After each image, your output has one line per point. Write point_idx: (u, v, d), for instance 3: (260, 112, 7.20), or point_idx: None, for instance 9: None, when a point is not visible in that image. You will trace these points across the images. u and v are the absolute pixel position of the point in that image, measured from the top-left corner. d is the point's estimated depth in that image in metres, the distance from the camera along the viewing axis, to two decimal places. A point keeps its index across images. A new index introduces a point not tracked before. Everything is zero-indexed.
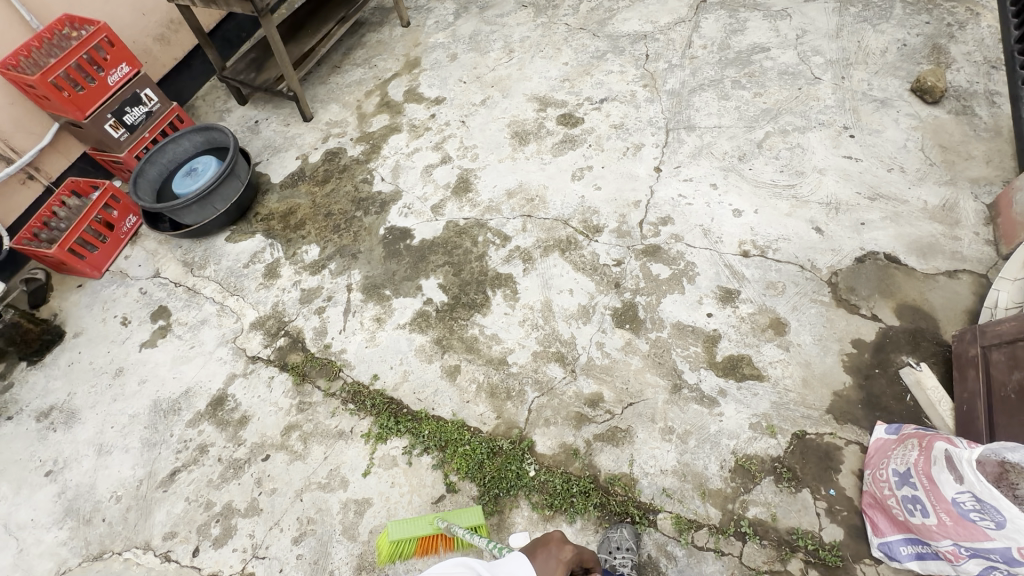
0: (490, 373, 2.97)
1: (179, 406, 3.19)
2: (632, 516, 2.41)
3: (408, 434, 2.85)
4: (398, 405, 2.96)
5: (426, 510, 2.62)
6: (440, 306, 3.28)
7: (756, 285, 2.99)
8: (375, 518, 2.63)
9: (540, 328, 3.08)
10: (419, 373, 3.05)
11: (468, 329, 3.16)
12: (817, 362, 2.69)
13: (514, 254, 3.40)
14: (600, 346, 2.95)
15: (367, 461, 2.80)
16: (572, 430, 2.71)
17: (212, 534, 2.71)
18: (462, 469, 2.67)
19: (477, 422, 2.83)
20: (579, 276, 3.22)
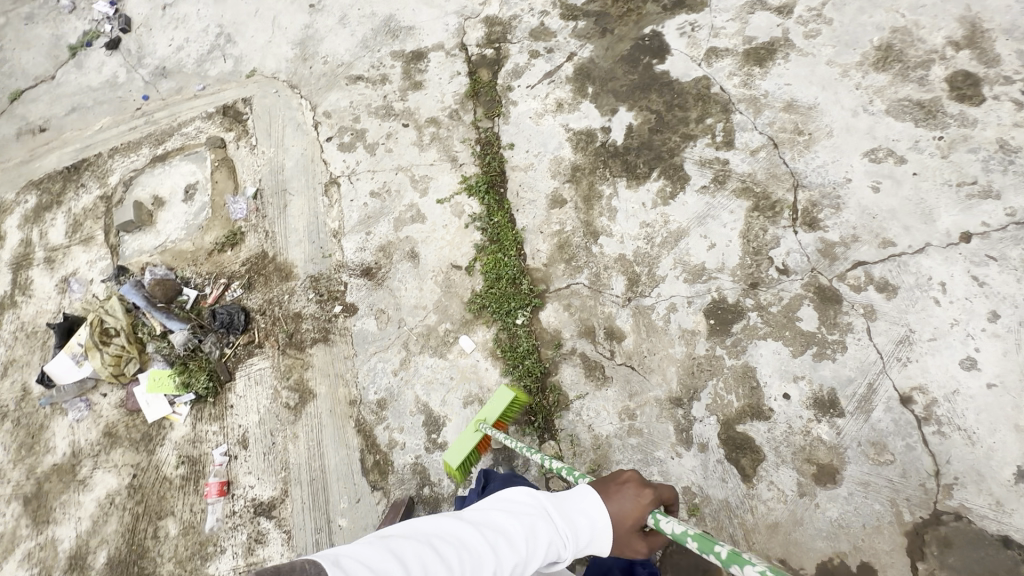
0: (577, 232, 2.88)
1: (398, 34, 3.57)
2: (536, 419, 2.60)
3: (484, 207, 3.03)
4: (501, 182, 3.07)
5: (444, 263, 2.98)
6: (607, 144, 3.00)
7: (863, 429, 2.31)
8: (418, 233, 3.08)
9: (649, 244, 2.77)
10: (537, 176, 3.04)
11: (603, 183, 2.93)
12: (806, 530, 2.24)
13: (714, 166, 2.83)
14: (670, 309, 2.65)
15: (447, 195, 3.11)
16: (574, 331, 2.71)
17: (343, 139, 3.38)
18: (485, 268, 2.88)
19: (528, 252, 2.90)
20: (734, 243, 2.68)
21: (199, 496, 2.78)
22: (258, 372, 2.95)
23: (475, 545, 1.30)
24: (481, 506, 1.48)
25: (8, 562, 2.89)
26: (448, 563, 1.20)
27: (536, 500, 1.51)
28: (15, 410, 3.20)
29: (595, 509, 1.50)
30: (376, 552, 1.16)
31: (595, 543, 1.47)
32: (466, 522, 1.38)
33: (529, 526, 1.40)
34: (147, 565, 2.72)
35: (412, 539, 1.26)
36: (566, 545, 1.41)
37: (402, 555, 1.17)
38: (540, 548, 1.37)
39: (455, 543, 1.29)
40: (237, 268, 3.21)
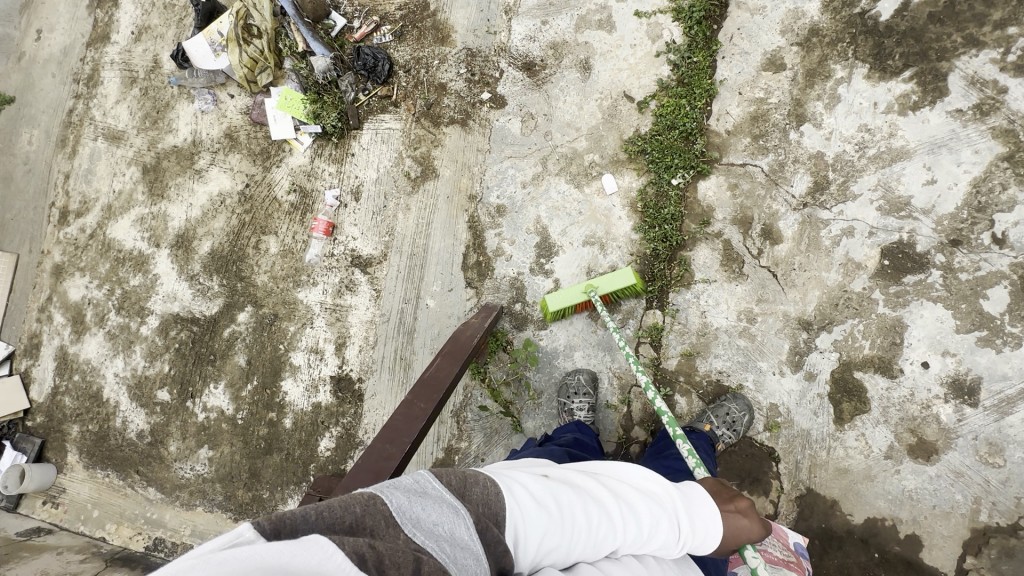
0: (780, 108, 2.44)
1: None
2: (650, 285, 2.46)
3: (687, 40, 2.55)
4: (718, 16, 2.54)
5: (616, 89, 2.62)
6: (867, 15, 2.40)
7: (989, 427, 2.15)
8: (599, 43, 2.66)
9: (857, 153, 2.35)
10: (763, 25, 2.49)
11: (839, 62, 2.41)
12: (873, 486, 2.21)
13: (985, 90, 2.27)
14: (845, 232, 2.33)
15: (649, 10, 2.61)
16: (727, 215, 2.45)
17: None
18: (661, 110, 2.52)
19: (714, 111, 2.51)
20: (958, 189, 2.25)
21: (303, 227, 2.84)
22: (386, 131, 2.80)
23: (609, 510, 1.23)
24: (613, 473, 1.39)
25: (123, 217, 3.10)
26: (584, 523, 1.17)
27: (668, 489, 1.35)
28: (144, 79, 3.17)
29: (716, 521, 1.34)
30: (532, 484, 1.20)
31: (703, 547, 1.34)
32: (605, 481, 1.32)
33: (659, 515, 1.28)
34: (245, 269, 2.89)
35: (563, 483, 1.24)
36: (679, 542, 1.29)
37: (554, 498, 1.18)
38: (659, 534, 1.26)
39: (593, 497, 1.24)
40: (392, 10, 2.86)
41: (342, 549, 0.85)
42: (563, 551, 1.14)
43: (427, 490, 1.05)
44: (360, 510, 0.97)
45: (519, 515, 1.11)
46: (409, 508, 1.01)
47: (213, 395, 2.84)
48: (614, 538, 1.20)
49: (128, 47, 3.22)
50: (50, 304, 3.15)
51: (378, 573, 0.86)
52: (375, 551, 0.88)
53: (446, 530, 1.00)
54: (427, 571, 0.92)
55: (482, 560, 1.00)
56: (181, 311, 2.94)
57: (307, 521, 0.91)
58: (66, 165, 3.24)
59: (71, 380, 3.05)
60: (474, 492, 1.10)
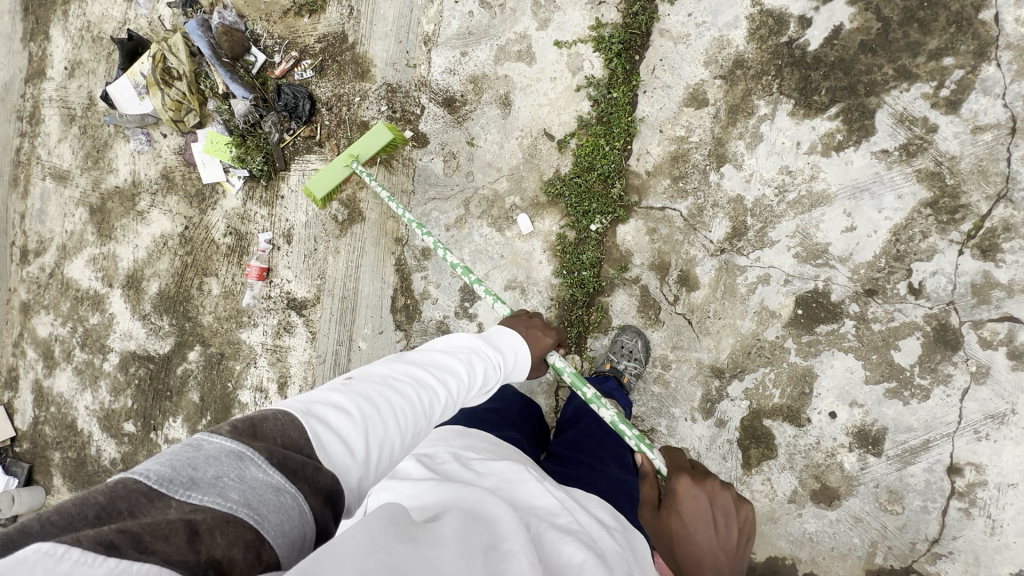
0: (701, 147, 2.35)
1: None
2: (568, 331, 2.49)
3: (607, 74, 2.44)
4: (639, 47, 2.41)
5: (537, 126, 2.53)
6: (795, 46, 2.24)
7: (892, 476, 2.18)
8: (519, 77, 2.55)
9: (777, 198, 2.27)
10: (686, 57, 2.36)
11: (764, 97, 2.28)
12: (776, 527, 2.29)
13: (914, 128, 2.14)
14: (762, 279, 2.29)
15: (569, 40, 2.49)
16: (646, 260, 2.42)
17: None
18: (580, 151, 2.45)
19: (634, 150, 2.42)
20: (877, 236, 2.17)
21: (241, 270, 2.90)
22: (312, 172, 2.79)
23: (423, 382, 1.28)
24: (423, 352, 1.44)
25: (77, 257, 3.21)
26: (408, 404, 1.18)
27: (468, 338, 1.57)
28: (81, 117, 3.17)
29: (518, 342, 1.66)
30: (342, 396, 1.10)
31: (515, 372, 1.66)
32: (422, 365, 1.35)
33: (471, 359, 1.46)
34: (191, 309, 2.99)
35: (368, 380, 1.20)
36: (494, 373, 1.52)
37: (364, 394, 1.14)
38: (478, 377, 1.45)
39: (411, 381, 1.26)
40: (311, 43, 2.77)
41: (79, 544, 0.67)
42: (391, 436, 1.11)
43: (200, 447, 0.85)
44: (104, 497, 0.76)
45: (333, 426, 1.01)
46: (175, 473, 0.81)
47: (173, 428, 3.03)
48: (443, 403, 1.28)
49: (63, 83, 3.21)
50: (22, 340, 3.33)
51: (137, 554, 0.70)
52: (128, 535, 0.71)
53: (233, 478, 0.83)
54: (210, 530, 0.77)
55: (287, 489, 0.87)
56: (138, 349, 3.09)
57: (28, 534, 0.68)
58: (20, 205, 3.32)
59: (49, 411, 3.27)
60: (268, 429, 0.93)
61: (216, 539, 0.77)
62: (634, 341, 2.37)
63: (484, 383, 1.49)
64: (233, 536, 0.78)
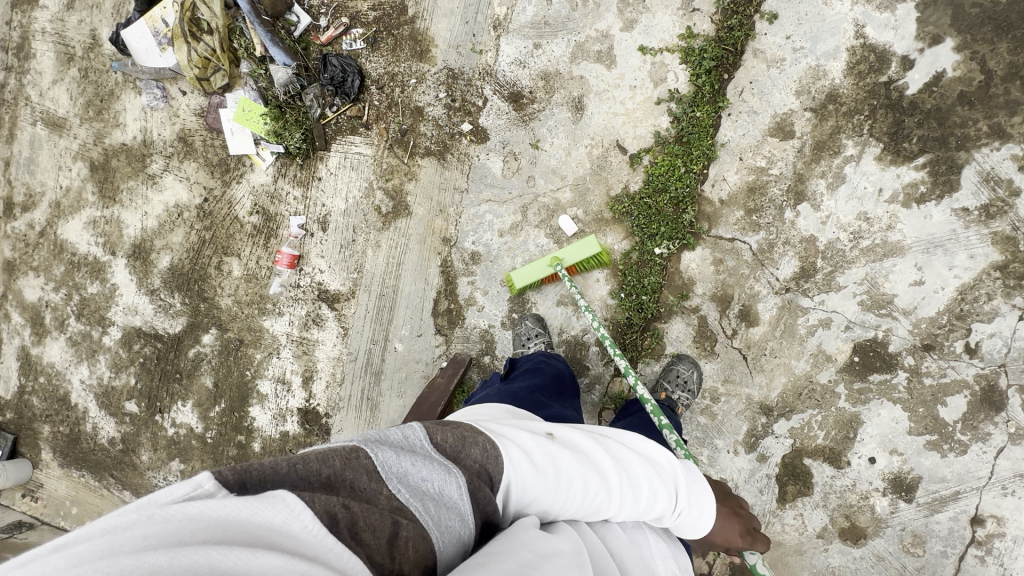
0: (781, 182, 2.26)
1: None
2: (620, 354, 2.42)
3: (691, 90, 2.29)
4: (730, 65, 2.26)
5: (609, 137, 2.38)
6: (893, 87, 2.16)
7: (918, 521, 2.28)
8: (595, 79, 2.37)
9: (850, 243, 2.23)
10: (779, 83, 2.24)
11: (853, 137, 2.20)
12: (802, 559, 2.37)
13: (998, 189, 2.12)
14: (823, 322, 2.28)
15: (654, 46, 2.31)
16: (707, 291, 2.36)
17: None
18: (654, 170, 2.32)
19: (710, 175, 2.32)
20: (944, 293, 2.18)
21: (267, 254, 2.68)
22: (355, 156, 2.56)
23: (612, 482, 1.14)
24: (619, 440, 1.29)
25: (74, 217, 2.89)
26: (580, 495, 1.09)
27: (670, 463, 1.28)
28: (82, 58, 2.79)
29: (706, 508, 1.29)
30: (540, 446, 1.09)
31: (682, 528, 1.31)
32: (611, 458, 1.19)
33: (658, 486, 1.20)
34: (207, 289, 2.77)
35: (570, 449, 1.14)
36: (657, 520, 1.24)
37: (559, 463, 1.08)
38: (649, 508, 1.20)
39: (602, 467, 1.15)
40: (364, 10, 2.49)
41: (311, 508, 0.77)
42: (551, 503, 1.06)
43: (416, 447, 0.97)
44: (339, 465, 0.88)
45: (519, 476, 1.02)
46: (395, 464, 0.92)
47: (181, 412, 2.85)
48: (610, 508, 1.14)
49: (60, 15, 2.80)
50: (6, 302, 3.02)
51: (350, 539, 0.79)
52: (349, 514, 0.81)
53: (433, 488, 0.93)
54: (404, 539, 0.86)
55: (467, 522, 0.94)
56: (143, 326, 2.86)
57: (276, 475, 0.84)
58: (6, 150, 2.94)
59: (37, 382, 3.02)
60: (470, 454, 1.00)
61: (405, 552, 0.85)
62: (690, 372, 2.33)
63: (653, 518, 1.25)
64: (417, 553, 0.87)
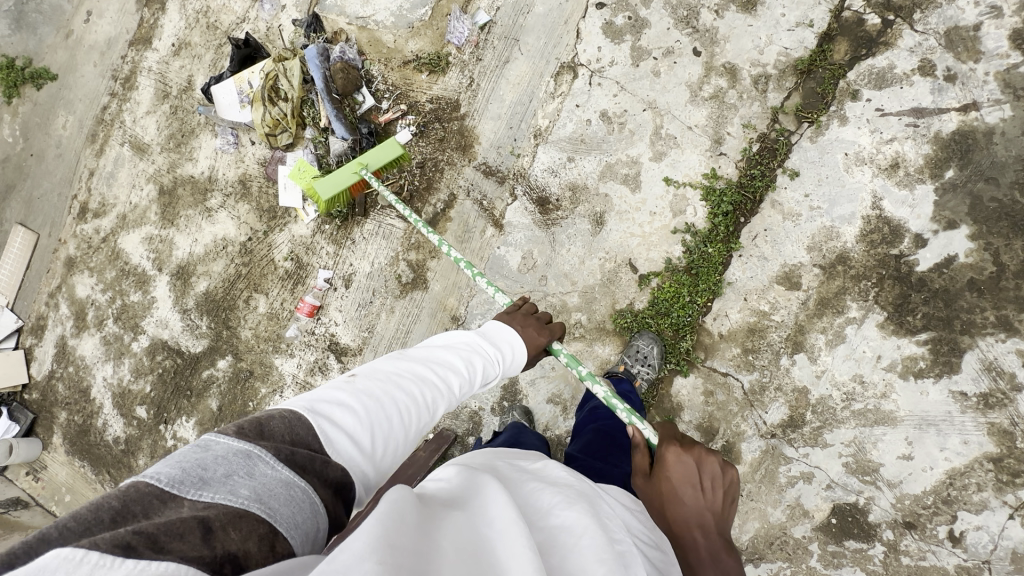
0: (781, 329, 2.32)
1: None
2: None
3: (707, 227, 2.41)
4: (747, 210, 2.38)
5: (623, 254, 2.51)
6: (904, 261, 2.21)
7: None
8: (619, 199, 2.52)
9: (842, 402, 2.24)
10: (792, 236, 2.33)
11: (858, 301, 2.25)
12: None
13: (999, 380, 2.11)
14: (804, 476, 2.27)
15: (679, 179, 2.45)
16: (694, 419, 2.39)
17: (614, 18, 2.56)
18: (659, 294, 2.43)
19: (713, 309, 2.40)
20: (932, 473, 2.15)
21: (292, 298, 2.90)
22: (388, 228, 2.77)
23: (428, 380, 1.30)
24: (424, 350, 1.43)
25: (134, 231, 3.20)
26: (406, 401, 1.19)
27: (465, 334, 1.54)
28: (175, 97, 3.16)
29: (516, 341, 1.62)
30: (344, 394, 1.12)
31: (512, 367, 1.61)
32: (426, 364, 1.35)
33: (468, 358, 1.44)
34: (232, 319, 2.99)
35: (375, 379, 1.21)
36: (495, 367, 1.51)
37: (372, 394, 1.15)
38: (477, 374, 1.44)
39: (414, 378, 1.28)
40: (422, 101, 2.74)
41: (97, 548, 0.69)
42: (396, 429, 1.13)
43: (209, 448, 0.89)
44: (119, 501, 0.78)
45: (339, 427, 1.03)
46: (184, 474, 0.84)
47: (183, 427, 3.03)
48: (443, 399, 1.30)
49: (166, 58, 3.20)
50: (59, 293, 3.33)
51: (154, 553, 0.71)
52: (145, 535, 0.73)
53: (243, 476, 0.87)
54: (223, 527, 0.79)
55: (297, 483, 0.90)
56: (170, 340, 3.09)
57: (48, 540, 0.70)
58: (93, 162, 3.32)
59: (67, 370, 3.28)
60: (273, 426, 0.96)
61: (229, 534, 0.79)
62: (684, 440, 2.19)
63: (486, 381, 1.49)
64: (246, 531, 0.81)
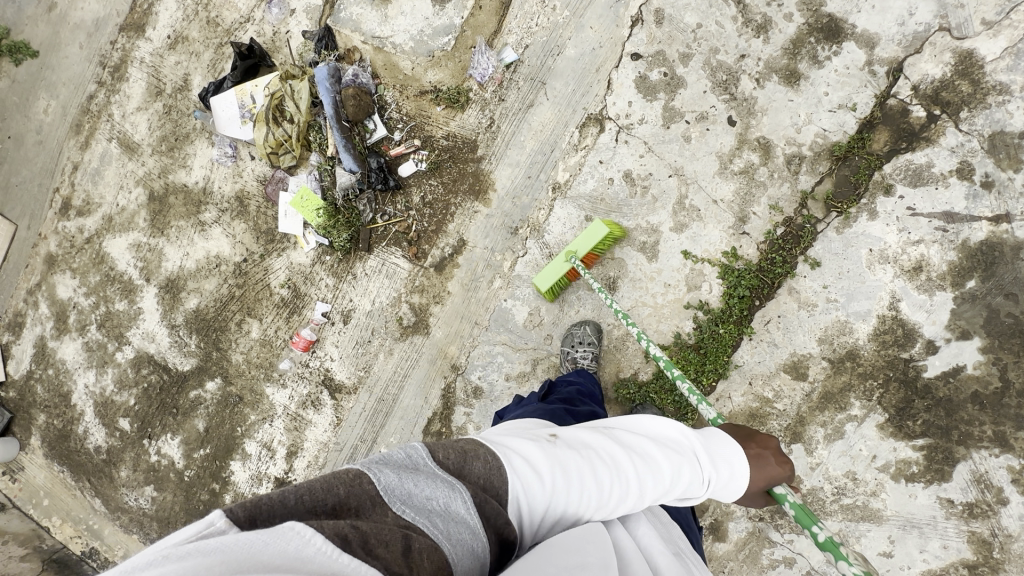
0: (782, 417, 2.32)
1: None
2: None
3: (721, 307, 2.35)
4: (763, 295, 2.33)
5: (632, 323, 2.45)
6: (912, 366, 2.21)
7: None
8: (634, 266, 2.44)
9: (832, 495, 2.28)
10: (805, 326, 2.30)
11: (863, 400, 2.25)
12: None
13: (986, 492, 2.16)
14: (786, 560, 2.33)
15: (698, 253, 2.38)
16: None
17: (649, 73, 2.41)
18: (665, 368, 2.38)
19: (717, 390, 2.37)
20: (908, 572, 2.22)
21: (286, 327, 2.80)
22: (392, 267, 2.66)
23: (625, 466, 1.11)
24: (628, 425, 1.26)
25: (121, 236, 3.03)
26: (599, 482, 1.06)
27: (686, 437, 1.23)
28: (169, 96, 2.93)
29: (738, 462, 1.23)
30: (540, 454, 1.06)
31: (726, 492, 1.24)
32: (623, 450, 1.15)
33: (681, 462, 1.17)
34: (223, 341, 2.89)
35: (571, 449, 1.11)
36: (704, 492, 1.20)
37: (562, 466, 1.05)
38: (681, 488, 1.16)
39: (611, 461, 1.12)
40: (438, 136, 2.58)
41: (322, 532, 0.73)
42: (567, 501, 1.03)
43: (421, 467, 0.95)
44: (343, 491, 0.86)
45: (524, 487, 0.99)
46: (398, 485, 0.90)
47: (168, 444, 2.98)
48: (635, 498, 1.09)
49: (161, 51, 2.95)
50: (38, 291, 3.18)
51: (364, 555, 0.75)
52: (360, 533, 0.77)
53: (440, 504, 0.90)
54: (419, 551, 0.83)
55: (479, 534, 0.91)
56: (156, 354, 2.99)
57: (286, 505, 0.80)
58: (77, 155, 3.11)
59: (46, 373, 3.16)
60: (473, 469, 0.98)
61: (423, 563, 0.82)
62: None
63: (691, 496, 1.20)
64: (436, 563, 0.84)
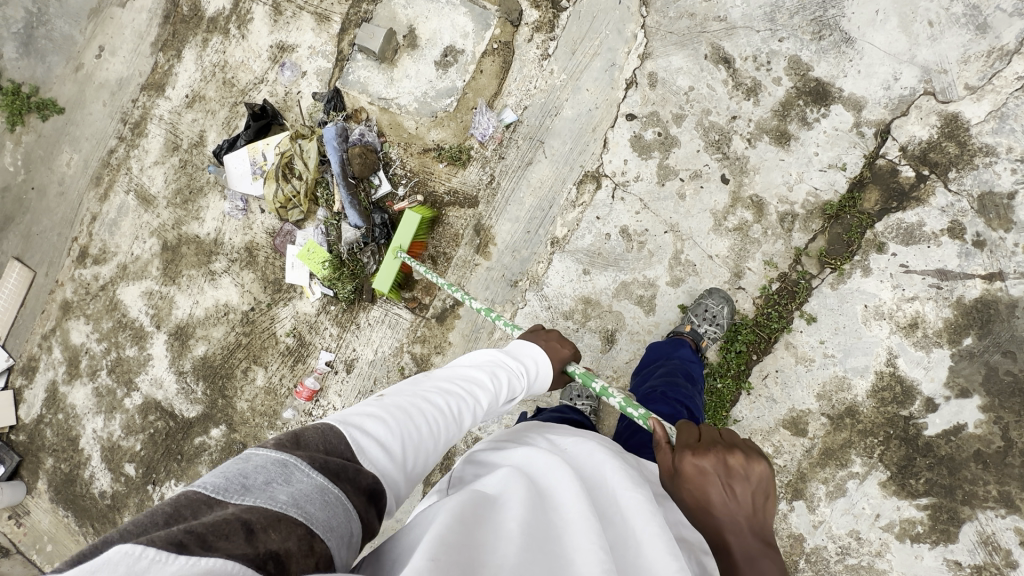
0: (782, 473, 2.30)
1: (820, 52, 2.33)
2: None
3: (718, 361, 2.38)
4: (760, 349, 2.35)
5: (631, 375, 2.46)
6: (912, 423, 2.20)
7: None
8: (632, 319, 2.48)
9: (836, 555, 2.24)
10: (803, 381, 2.30)
11: (865, 456, 2.23)
12: None
13: (994, 555, 2.11)
14: None
15: None
16: None
17: (644, 132, 2.50)
18: None
19: None
20: None
21: (291, 376, 2.85)
22: (394, 317, 2.72)
23: (455, 391, 1.27)
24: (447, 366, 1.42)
25: (134, 283, 3.13)
26: (439, 410, 1.18)
27: (489, 352, 1.50)
28: (185, 151, 3.07)
29: (540, 356, 1.58)
30: (377, 411, 1.10)
31: (538, 382, 1.56)
32: (448, 377, 1.33)
33: (496, 370, 1.41)
34: (229, 388, 2.94)
35: (402, 396, 1.19)
36: (521, 383, 1.46)
37: (401, 409, 1.13)
38: (504, 385, 1.40)
39: (442, 392, 1.25)
40: (440, 192, 2.67)
41: (152, 543, 0.68)
42: (426, 436, 1.12)
43: (249, 459, 0.89)
44: (169, 507, 0.78)
45: (371, 437, 1.02)
46: (227, 486, 0.84)
47: (171, 491, 3.00)
48: (472, 412, 1.26)
49: (178, 109, 3.10)
50: (52, 336, 3.27)
51: (202, 551, 0.70)
52: (194, 534, 0.72)
53: (281, 484, 0.86)
54: (264, 529, 0.78)
55: (330, 490, 0.88)
56: (163, 401, 3.04)
57: (109, 542, 0.72)
58: (96, 206, 3.24)
59: (56, 417, 3.22)
60: (309, 438, 0.96)
61: (271, 537, 0.77)
62: None
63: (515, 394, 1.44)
64: (286, 533, 0.79)
